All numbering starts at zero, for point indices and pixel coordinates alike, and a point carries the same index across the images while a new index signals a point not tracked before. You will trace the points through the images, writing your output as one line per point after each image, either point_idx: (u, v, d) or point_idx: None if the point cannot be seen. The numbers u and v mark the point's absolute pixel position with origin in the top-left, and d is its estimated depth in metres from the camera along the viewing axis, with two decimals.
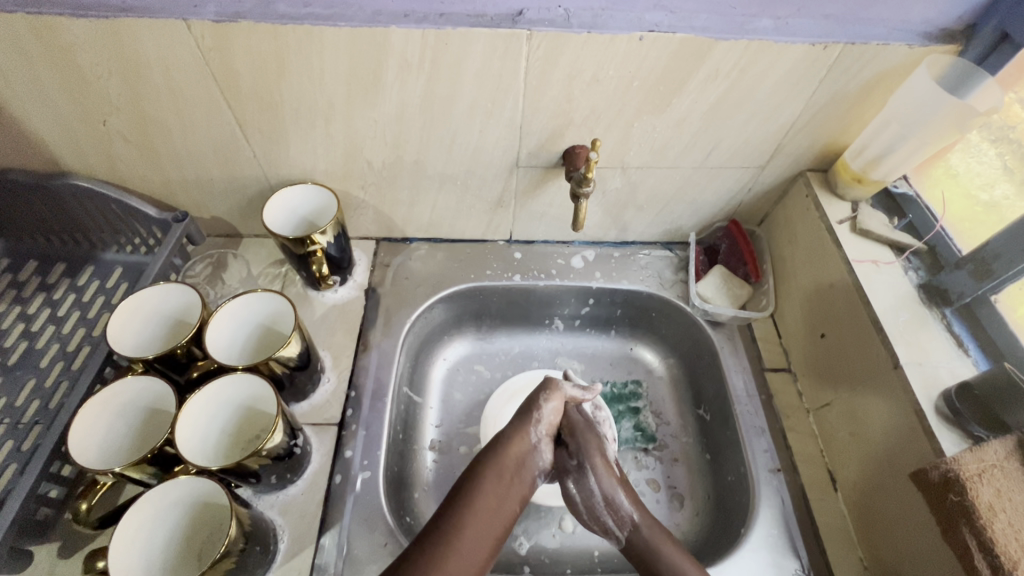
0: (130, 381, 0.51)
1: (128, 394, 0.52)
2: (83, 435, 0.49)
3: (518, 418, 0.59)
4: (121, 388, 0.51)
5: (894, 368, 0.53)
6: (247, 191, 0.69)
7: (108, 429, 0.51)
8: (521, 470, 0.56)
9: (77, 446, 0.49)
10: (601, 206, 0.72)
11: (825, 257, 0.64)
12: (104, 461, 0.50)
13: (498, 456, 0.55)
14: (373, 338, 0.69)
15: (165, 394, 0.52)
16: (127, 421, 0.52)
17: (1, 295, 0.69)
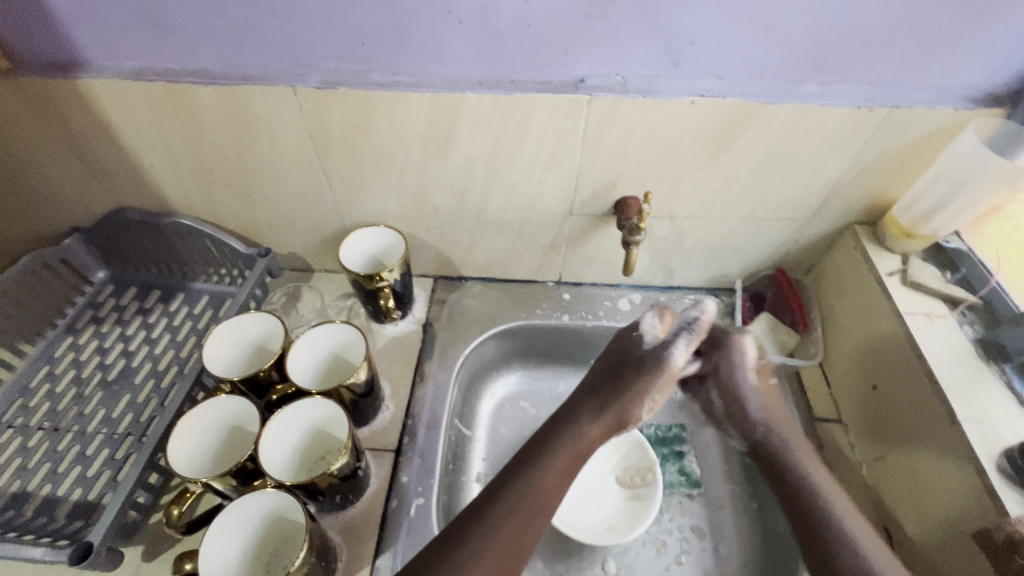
0: (221, 399, 0.57)
1: (217, 411, 0.57)
2: (178, 446, 0.55)
3: (598, 403, 0.60)
4: (215, 405, 0.57)
5: (951, 424, 0.53)
6: (324, 231, 0.76)
7: (197, 442, 0.57)
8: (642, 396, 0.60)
9: (172, 455, 0.54)
10: (649, 252, 0.76)
11: (875, 309, 0.64)
12: (191, 471, 0.55)
13: (565, 440, 0.58)
14: (429, 369, 0.73)
15: (248, 413, 0.57)
16: (216, 435, 0.58)
17: (106, 317, 0.77)
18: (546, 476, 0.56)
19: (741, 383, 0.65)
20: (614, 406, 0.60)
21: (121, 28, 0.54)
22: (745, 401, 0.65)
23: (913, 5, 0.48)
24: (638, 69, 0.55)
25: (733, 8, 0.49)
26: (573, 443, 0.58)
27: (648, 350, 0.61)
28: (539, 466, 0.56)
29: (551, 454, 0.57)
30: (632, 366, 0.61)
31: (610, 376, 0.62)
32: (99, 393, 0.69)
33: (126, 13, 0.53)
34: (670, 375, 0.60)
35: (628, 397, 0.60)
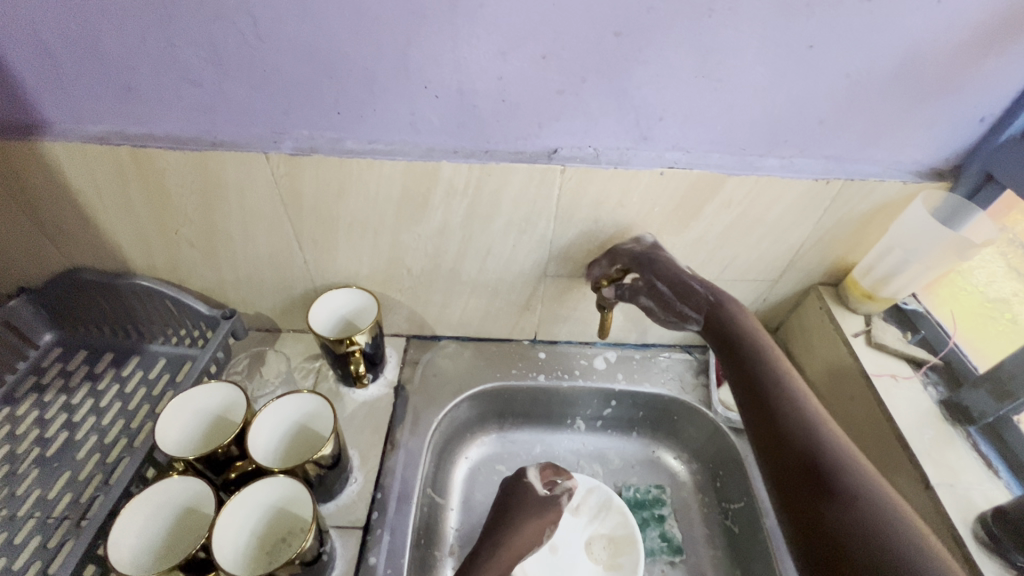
0: (171, 481, 0.53)
1: (167, 494, 0.53)
2: (121, 535, 0.50)
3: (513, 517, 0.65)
4: (164, 487, 0.53)
5: (925, 488, 0.53)
6: (293, 293, 0.74)
7: (142, 529, 0.52)
8: (521, 543, 0.64)
9: (114, 547, 0.50)
10: (623, 311, 0.76)
11: (844, 369, 0.65)
12: (135, 562, 0.51)
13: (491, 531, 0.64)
14: (401, 436, 0.70)
15: (202, 494, 0.53)
16: (164, 519, 0.53)
17: (49, 384, 0.72)
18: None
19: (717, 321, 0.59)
20: (504, 558, 0.62)
21: (89, 93, 0.53)
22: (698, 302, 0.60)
23: (858, 91, 0.52)
24: (609, 141, 0.57)
25: (696, 90, 0.52)
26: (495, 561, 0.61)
27: (534, 499, 0.67)
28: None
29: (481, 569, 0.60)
30: (514, 514, 0.66)
31: (499, 516, 0.66)
32: (34, 472, 0.63)
33: (95, 80, 0.52)
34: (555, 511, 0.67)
35: (511, 550, 0.63)
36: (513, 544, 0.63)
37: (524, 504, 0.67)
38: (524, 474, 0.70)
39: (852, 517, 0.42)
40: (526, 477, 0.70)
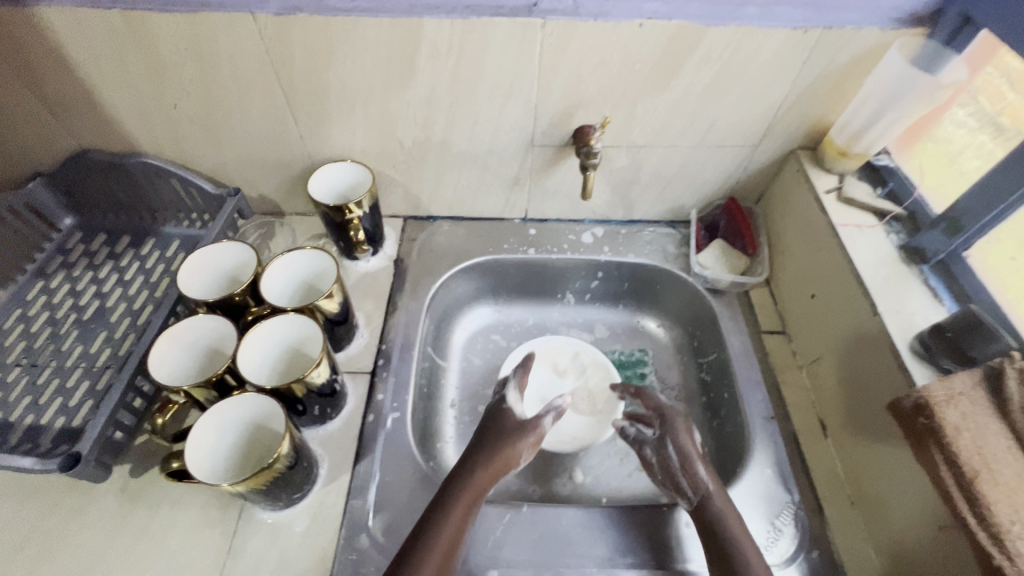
0: (195, 321, 0.58)
1: (199, 331, 0.59)
2: (161, 357, 0.56)
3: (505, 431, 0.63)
4: (188, 325, 0.58)
5: (873, 316, 0.58)
6: (293, 170, 0.77)
7: (178, 358, 0.58)
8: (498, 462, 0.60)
9: (155, 364, 0.56)
10: (608, 184, 0.79)
11: (814, 225, 0.69)
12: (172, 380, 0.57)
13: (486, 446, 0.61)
14: (401, 300, 0.76)
15: (228, 334, 0.59)
16: (190, 356, 0.59)
17: (76, 261, 0.78)
18: (444, 532, 0.52)
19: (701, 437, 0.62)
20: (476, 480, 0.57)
21: None
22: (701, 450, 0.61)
23: None
24: None
25: None
26: (468, 489, 0.56)
27: (512, 421, 0.65)
28: (439, 521, 0.53)
29: (449, 503, 0.54)
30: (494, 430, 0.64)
31: (479, 444, 0.62)
32: (75, 332, 0.70)
33: None
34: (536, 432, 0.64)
35: (489, 472, 0.59)
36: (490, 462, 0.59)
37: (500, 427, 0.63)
38: (526, 430, 0.64)
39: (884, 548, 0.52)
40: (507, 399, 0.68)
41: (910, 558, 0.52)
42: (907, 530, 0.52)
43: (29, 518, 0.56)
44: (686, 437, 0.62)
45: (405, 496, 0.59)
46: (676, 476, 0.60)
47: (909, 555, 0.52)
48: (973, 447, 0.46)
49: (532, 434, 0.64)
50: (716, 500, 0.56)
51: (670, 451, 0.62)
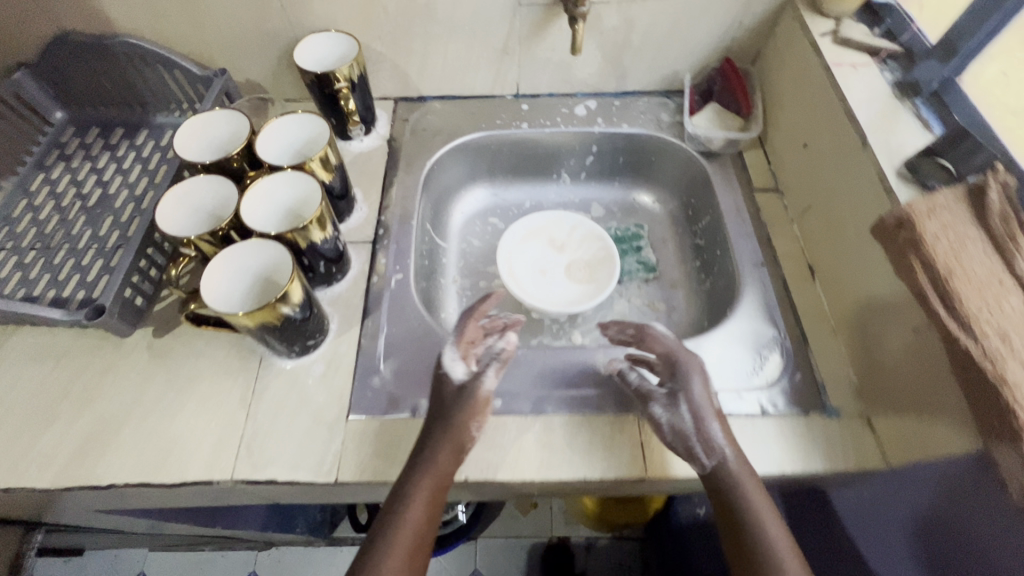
0: (196, 181, 0.59)
1: (201, 192, 0.59)
2: (170, 214, 0.58)
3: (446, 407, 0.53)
4: (193, 185, 0.59)
5: (862, 148, 0.59)
6: (278, 48, 0.76)
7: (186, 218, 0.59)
8: (450, 447, 0.51)
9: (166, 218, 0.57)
10: (599, 49, 0.78)
11: (808, 71, 0.68)
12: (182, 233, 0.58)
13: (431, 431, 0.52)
14: (397, 176, 0.77)
15: (229, 195, 0.59)
16: (195, 216, 0.59)
17: (73, 154, 0.79)
18: (405, 523, 0.47)
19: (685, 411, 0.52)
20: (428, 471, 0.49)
21: None
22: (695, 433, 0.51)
23: None
24: None
25: None
26: (431, 472, 0.49)
27: (448, 392, 0.54)
28: (398, 519, 0.47)
29: (410, 487, 0.49)
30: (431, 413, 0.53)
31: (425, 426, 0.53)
32: (82, 217, 0.72)
33: None
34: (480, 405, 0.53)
35: (444, 456, 0.50)
36: (438, 452, 0.50)
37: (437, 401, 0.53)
38: (467, 403, 0.53)
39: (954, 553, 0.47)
40: (441, 363, 0.56)
41: (886, 367, 0.55)
42: (884, 342, 0.55)
43: (66, 372, 0.60)
44: (676, 409, 0.53)
45: (412, 345, 0.63)
46: (687, 439, 0.51)
47: (885, 367, 0.55)
48: (948, 249, 0.48)
49: (476, 407, 0.53)
50: (731, 464, 0.50)
51: (685, 412, 0.52)
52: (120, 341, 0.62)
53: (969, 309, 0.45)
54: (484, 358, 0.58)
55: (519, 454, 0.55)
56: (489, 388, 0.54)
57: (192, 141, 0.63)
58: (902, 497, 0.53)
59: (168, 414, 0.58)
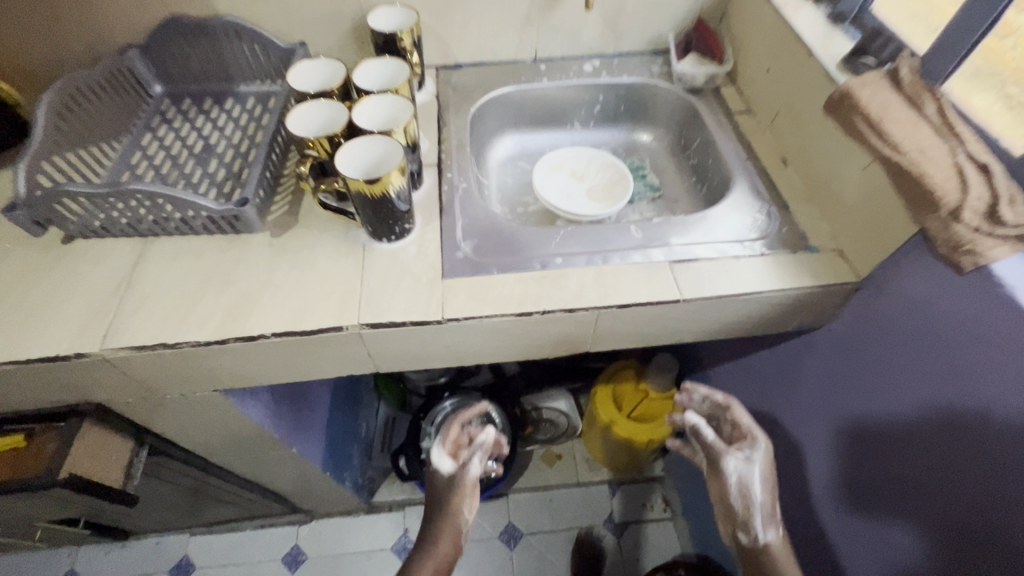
0: (308, 100, 0.75)
1: (315, 110, 0.74)
2: (296, 124, 0.73)
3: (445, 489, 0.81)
4: (309, 106, 0.74)
5: (810, 56, 0.79)
6: (346, 23, 0.94)
7: (305, 127, 0.74)
8: (445, 540, 0.78)
9: (294, 125, 0.73)
10: (601, 15, 0.98)
11: (763, 14, 0.89)
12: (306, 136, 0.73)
13: (434, 496, 0.81)
14: (449, 119, 0.94)
15: (338, 113, 0.74)
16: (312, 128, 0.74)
17: (173, 117, 0.94)
18: (441, 536, 0.77)
19: (748, 475, 0.75)
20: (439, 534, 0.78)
21: None
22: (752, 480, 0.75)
23: None
24: None
25: None
26: (431, 533, 0.78)
27: (440, 478, 0.82)
28: (417, 564, 0.76)
29: (424, 541, 0.78)
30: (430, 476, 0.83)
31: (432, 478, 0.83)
32: (193, 160, 0.87)
33: None
34: (468, 482, 0.81)
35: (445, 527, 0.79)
36: (441, 524, 0.79)
37: (437, 485, 0.82)
38: (457, 485, 0.80)
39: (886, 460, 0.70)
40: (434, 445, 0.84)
41: (847, 206, 0.74)
42: (843, 189, 0.74)
43: (206, 265, 0.74)
44: (726, 474, 0.75)
45: (484, 229, 0.79)
46: (750, 505, 0.74)
47: (846, 207, 0.74)
48: (878, 106, 0.68)
49: (464, 487, 0.80)
50: (775, 546, 0.73)
51: (753, 475, 0.75)
52: (245, 240, 0.77)
53: (895, 141, 0.65)
54: (473, 445, 0.83)
55: (582, 291, 0.72)
56: (471, 472, 0.82)
57: (300, 76, 0.79)
58: (857, 449, 0.76)
59: (297, 286, 0.72)
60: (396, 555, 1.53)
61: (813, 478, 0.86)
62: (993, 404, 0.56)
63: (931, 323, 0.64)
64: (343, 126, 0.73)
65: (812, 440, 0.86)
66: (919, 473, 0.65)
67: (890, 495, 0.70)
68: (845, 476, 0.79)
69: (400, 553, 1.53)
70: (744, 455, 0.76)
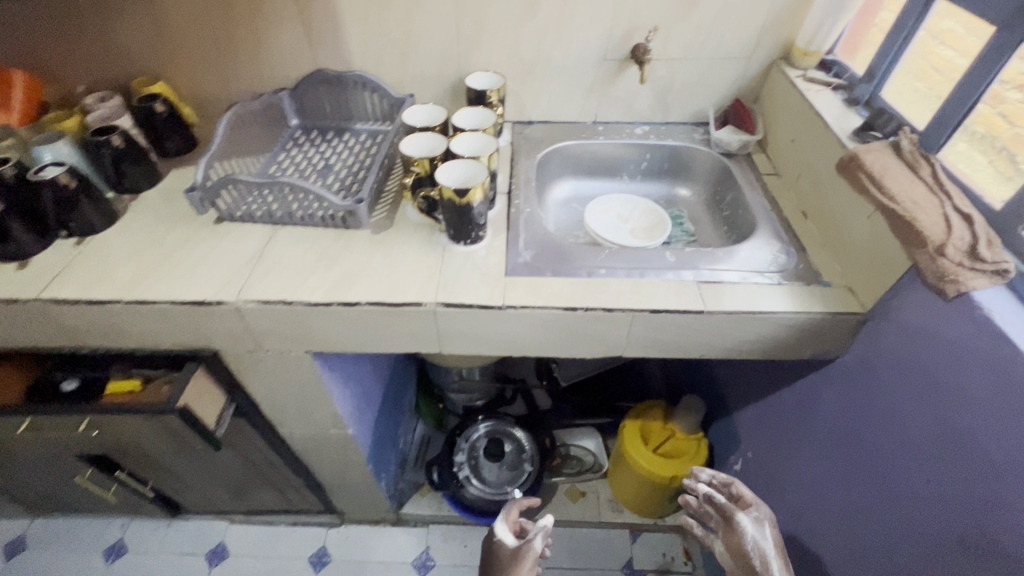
0: (416, 132, 0.99)
1: (423, 139, 0.96)
2: (408, 146, 0.95)
3: (508, 560, 0.97)
4: (419, 136, 0.96)
5: (826, 128, 0.95)
6: (447, 83, 1.19)
7: (414, 149, 0.95)
8: None
9: (406, 147, 0.94)
10: (653, 91, 1.19)
11: (789, 96, 1.07)
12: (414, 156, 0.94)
13: (498, 566, 0.97)
14: (520, 161, 1.15)
15: (439, 142, 0.95)
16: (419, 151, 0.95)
17: (303, 143, 1.19)
18: None
19: (759, 532, 0.85)
20: None
21: None
22: (762, 536, 0.84)
23: None
24: None
25: None
26: None
27: (504, 552, 1.00)
28: None
29: None
30: (494, 553, 1.01)
31: (495, 553, 1.01)
32: (316, 175, 1.10)
33: None
34: (528, 550, 0.97)
35: None
36: None
37: (500, 556, 0.99)
38: (520, 556, 0.97)
39: (896, 480, 0.81)
40: (496, 530, 1.06)
41: (856, 250, 0.86)
42: (853, 235, 0.87)
43: (320, 248, 0.93)
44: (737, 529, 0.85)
45: (542, 244, 0.95)
46: (766, 557, 0.82)
47: (855, 249, 0.86)
48: (879, 168, 0.82)
49: (524, 555, 0.97)
50: None
51: (764, 532, 0.85)
52: (352, 233, 0.96)
53: (892, 194, 0.78)
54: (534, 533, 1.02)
55: (620, 297, 0.85)
56: (532, 545, 0.98)
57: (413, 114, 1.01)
58: (870, 473, 0.87)
59: (390, 270, 0.89)
60: (415, 570, 1.57)
61: (844, 506, 0.93)
62: (974, 421, 0.68)
63: (917, 355, 0.77)
64: (444, 152, 0.94)
65: (832, 470, 0.96)
66: (923, 486, 0.76)
67: (901, 513, 0.80)
68: (872, 500, 0.86)
69: (419, 569, 1.57)
70: (753, 516, 0.87)
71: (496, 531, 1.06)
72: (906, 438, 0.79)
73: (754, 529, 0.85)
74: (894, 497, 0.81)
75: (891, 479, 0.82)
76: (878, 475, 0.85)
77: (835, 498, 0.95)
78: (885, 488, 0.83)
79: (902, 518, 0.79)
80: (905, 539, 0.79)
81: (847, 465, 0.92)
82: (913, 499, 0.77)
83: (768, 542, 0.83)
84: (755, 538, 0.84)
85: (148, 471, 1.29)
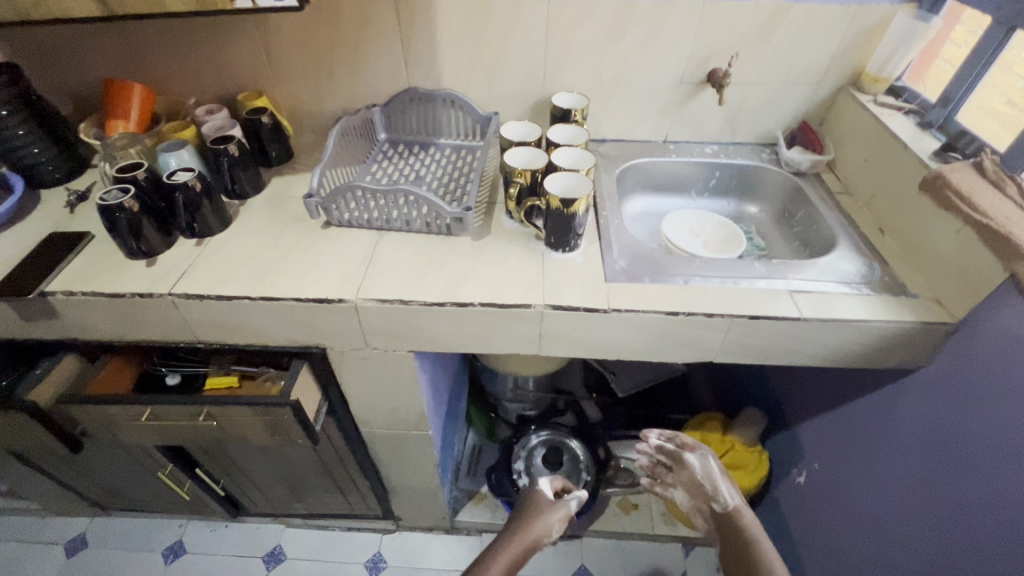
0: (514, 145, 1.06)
1: (525, 152, 1.03)
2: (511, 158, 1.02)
3: (542, 510, 1.02)
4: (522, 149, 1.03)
5: (904, 149, 1.00)
6: (529, 103, 1.26)
7: (516, 161, 1.03)
8: (528, 533, 0.96)
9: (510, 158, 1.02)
10: (725, 113, 1.26)
11: (861, 119, 1.13)
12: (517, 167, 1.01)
13: (528, 513, 1.02)
14: (600, 176, 1.21)
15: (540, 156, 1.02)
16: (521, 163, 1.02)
17: (393, 156, 1.26)
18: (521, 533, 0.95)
19: (704, 465, 1.06)
20: (522, 531, 0.97)
21: None
22: (715, 470, 1.05)
23: None
24: None
25: None
26: (517, 533, 0.96)
27: (545, 501, 1.05)
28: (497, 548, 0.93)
29: (506, 538, 0.96)
30: (529, 503, 1.06)
31: (529, 502, 1.06)
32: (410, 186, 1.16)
33: None
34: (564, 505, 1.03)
35: (527, 530, 0.97)
36: (526, 526, 0.98)
37: (535, 504, 1.04)
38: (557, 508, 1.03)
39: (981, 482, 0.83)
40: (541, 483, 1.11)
41: (942, 264, 0.91)
42: (938, 250, 0.92)
43: (426, 253, 0.98)
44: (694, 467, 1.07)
45: (634, 253, 1.00)
46: (716, 483, 1.03)
47: (941, 264, 0.91)
48: (967, 186, 0.87)
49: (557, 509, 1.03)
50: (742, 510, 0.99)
51: (712, 465, 1.06)
52: (453, 240, 1.02)
53: (984, 210, 0.83)
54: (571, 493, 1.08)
55: (716, 302, 0.90)
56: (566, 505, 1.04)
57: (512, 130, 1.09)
58: (951, 475, 0.89)
59: (495, 274, 0.94)
60: None
61: (920, 511, 0.94)
62: None
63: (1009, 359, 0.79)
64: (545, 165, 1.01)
65: (907, 475, 0.98)
66: (1010, 487, 0.78)
67: (986, 514, 0.82)
68: (952, 504, 0.88)
69: None
70: (698, 456, 1.08)
71: (540, 483, 1.10)
72: (997, 441, 0.81)
73: (699, 463, 1.07)
74: (978, 499, 0.83)
75: (976, 481, 0.84)
76: (961, 477, 0.87)
77: (911, 504, 0.97)
78: (968, 491, 0.85)
79: (988, 521, 0.81)
80: (990, 540, 0.80)
81: (926, 469, 0.94)
82: (1000, 501, 0.79)
83: (713, 469, 1.06)
84: (703, 470, 1.06)
85: (225, 467, 1.33)
